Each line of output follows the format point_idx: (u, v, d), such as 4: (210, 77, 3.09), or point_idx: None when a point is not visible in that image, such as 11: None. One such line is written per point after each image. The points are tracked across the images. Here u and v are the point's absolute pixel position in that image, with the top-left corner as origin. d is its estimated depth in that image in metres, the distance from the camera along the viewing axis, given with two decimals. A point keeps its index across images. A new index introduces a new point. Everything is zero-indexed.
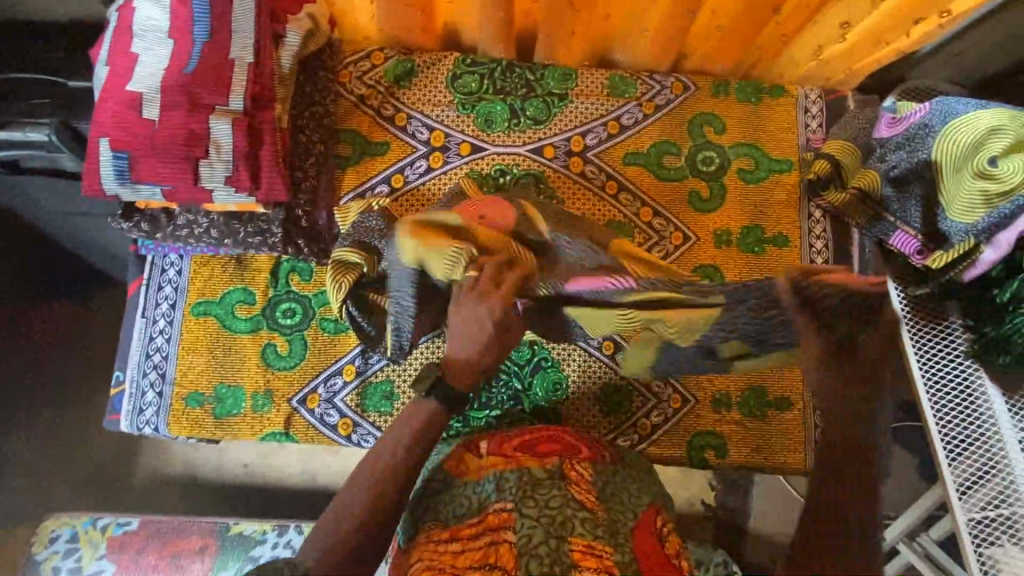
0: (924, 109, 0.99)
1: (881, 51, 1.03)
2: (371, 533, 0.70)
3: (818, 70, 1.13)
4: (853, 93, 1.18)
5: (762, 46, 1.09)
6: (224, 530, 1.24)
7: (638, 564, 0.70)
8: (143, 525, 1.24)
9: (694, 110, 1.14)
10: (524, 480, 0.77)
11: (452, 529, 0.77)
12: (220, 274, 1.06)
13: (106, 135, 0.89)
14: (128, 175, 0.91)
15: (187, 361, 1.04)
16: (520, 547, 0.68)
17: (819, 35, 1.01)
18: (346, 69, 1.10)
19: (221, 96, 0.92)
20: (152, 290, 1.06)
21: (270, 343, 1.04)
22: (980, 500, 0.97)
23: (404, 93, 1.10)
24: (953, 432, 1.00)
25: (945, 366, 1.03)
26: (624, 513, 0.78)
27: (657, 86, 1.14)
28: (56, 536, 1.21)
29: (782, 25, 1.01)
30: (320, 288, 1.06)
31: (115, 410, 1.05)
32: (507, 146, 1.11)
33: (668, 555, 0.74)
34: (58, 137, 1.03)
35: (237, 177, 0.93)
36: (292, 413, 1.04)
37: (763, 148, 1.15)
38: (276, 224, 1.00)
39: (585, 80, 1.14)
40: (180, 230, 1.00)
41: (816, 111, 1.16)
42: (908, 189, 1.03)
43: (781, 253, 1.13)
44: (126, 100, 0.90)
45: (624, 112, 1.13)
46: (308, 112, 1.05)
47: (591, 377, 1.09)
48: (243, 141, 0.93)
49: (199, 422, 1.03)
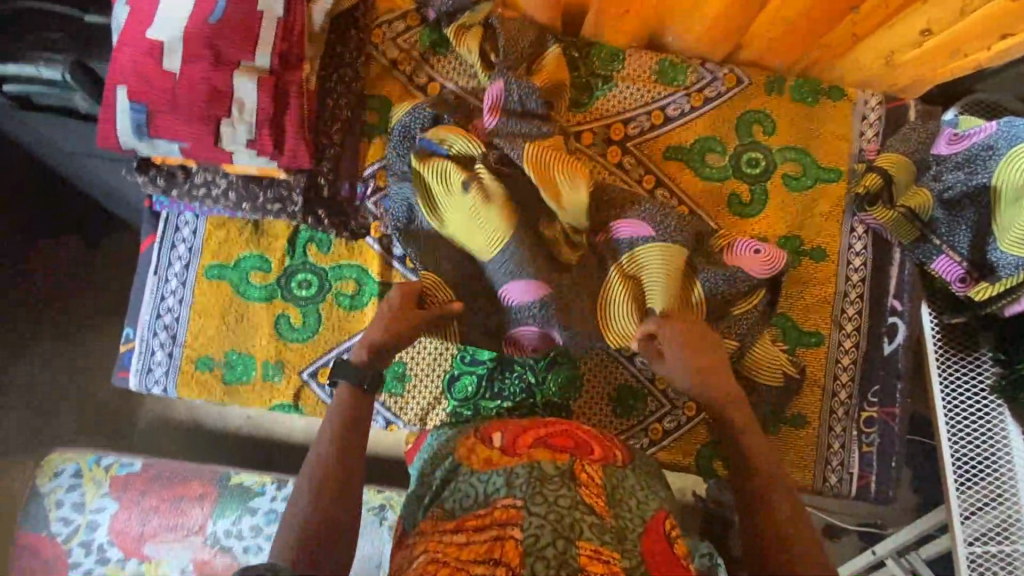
0: (988, 129, 0.94)
1: (956, 62, 0.96)
2: (322, 523, 0.73)
3: (880, 75, 1.05)
4: (915, 102, 1.10)
5: (829, 46, 1.00)
6: (225, 479, 1.25)
7: (646, 567, 0.68)
8: (146, 467, 1.25)
9: (745, 106, 1.08)
10: (532, 475, 0.73)
11: (459, 520, 0.74)
12: (236, 237, 1.02)
13: (124, 84, 0.84)
14: (145, 129, 0.86)
15: (198, 325, 1.01)
16: (527, 547, 0.66)
17: (894, 39, 0.93)
18: (378, 29, 1.03)
19: (247, 52, 0.86)
20: (165, 248, 1.02)
21: (284, 314, 1.02)
22: (979, 531, 0.97)
23: (438, 62, 1.04)
24: (965, 458, 0.98)
25: (966, 398, 1.00)
26: (633, 519, 0.74)
27: (708, 77, 1.07)
28: (60, 471, 1.23)
29: (857, 25, 0.91)
30: (337, 261, 1.02)
31: (124, 367, 1.04)
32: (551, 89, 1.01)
33: (678, 557, 0.71)
34: (72, 77, 0.98)
35: (259, 141, 0.88)
36: (302, 386, 1.02)
37: (814, 154, 1.09)
38: (297, 191, 0.97)
39: (632, 63, 1.07)
40: (197, 190, 0.96)
41: (874, 119, 1.09)
42: (962, 212, 0.97)
43: (816, 267, 1.09)
44: (146, 47, 0.84)
45: (670, 102, 1.07)
46: (337, 74, 1.00)
47: (607, 376, 1.07)
48: (268, 102, 0.88)
49: (208, 386, 1.02)
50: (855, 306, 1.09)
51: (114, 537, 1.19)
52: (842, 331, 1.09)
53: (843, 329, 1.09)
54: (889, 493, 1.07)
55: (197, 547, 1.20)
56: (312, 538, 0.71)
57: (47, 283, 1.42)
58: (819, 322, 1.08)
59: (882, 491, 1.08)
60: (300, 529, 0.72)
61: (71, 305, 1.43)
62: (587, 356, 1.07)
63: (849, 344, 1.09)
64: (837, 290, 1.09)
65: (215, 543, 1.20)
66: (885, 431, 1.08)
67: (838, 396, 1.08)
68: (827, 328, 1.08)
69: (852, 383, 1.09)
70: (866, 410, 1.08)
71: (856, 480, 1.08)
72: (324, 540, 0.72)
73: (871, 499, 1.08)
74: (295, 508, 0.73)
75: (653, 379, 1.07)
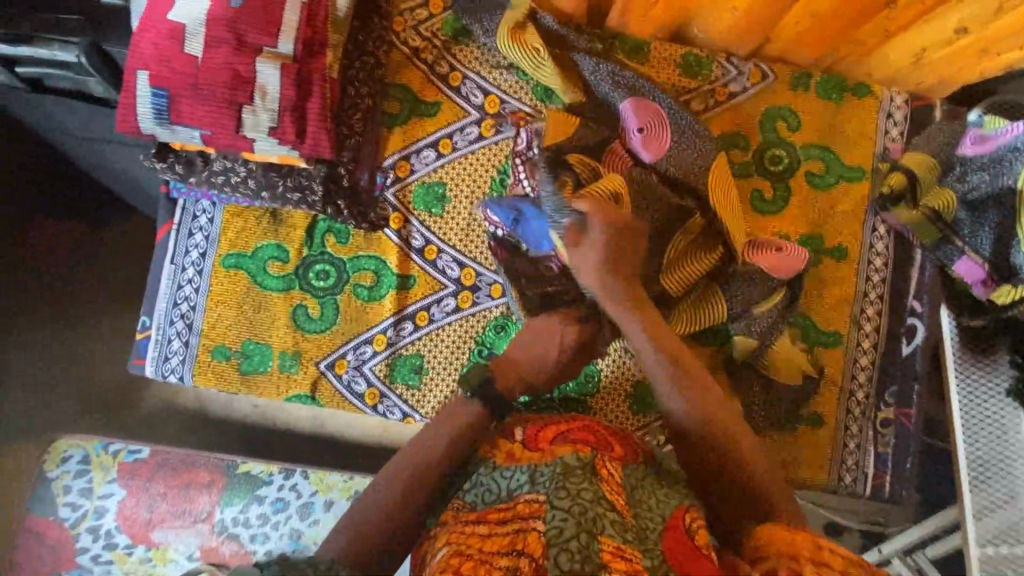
0: (1015, 130, 0.91)
1: (986, 62, 0.94)
2: (402, 520, 0.77)
3: (908, 74, 1.04)
4: (941, 102, 1.09)
5: (859, 42, 0.98)
6: (232, 467, 1.24)
7: (669, 566, 0.66)
8: (153, 454, 1.24)
9: (769, 102, 1.07)
10: (556, 471, 0.72)
11: (480, 512, 0.74)
12: (254, 226, 1.01)
13: (146, 69, 0.83)
14: (166, 115, 0.85)
15: (215, 314, 1.01)
16: (551, 538, 0.64)
17: (926, 37, 0.91)
18: (401, 17, 1.02)
19: (270, 38, 0.85)
20: (182, 236, 1.01)
21: (301, 304, 1.01)
22: (991, 532, 0.96)
23: (461, 51, 1.02)
24: (981, 461, 0.97)
25: (984, 400, 0.99)
26: (653, 518, 0.73)
27: (733, 72, 1.06)
28: (68, 456, 1.22)
29: (890, 21, 0.89)
30: (356, 252, 1.01)
31: (140, 356, 1.03)
32: (574, 84, 1.01)
33: (699, 547, 0.69)
34: (88, 60, 0.97)
35: (281, 129, 0.87)
36: (319, 377, 1.02)
37: (837, 152, 1.08)
38: (317, 181, 0.96)
39: (658, 56, 1.05)
40: (216, 177, 0.95)
41: (899, 118, 1.08)
42: (985, 215, 0.96)
43: (837, 266, 1.08)
44: (167, 30, 0.83)
45: (695, 97, 1.06)
46: (358, 62, 0.98)
47: (624, 373, 1.07)
48: (291, 90, 0.87)
49: (224, 376, 1.01)
50: (875, 306, 1.09)
51: (121, 523, 1.19)
52: (861, 331, 1.08)
53: (862, 329, 1.08)
54: (902, 493, 1.08)
55: (205, 534, 1.20)
56: (382, 531, 0.76)
57: (47, 264, 1.40)
58: (837, 322, 1.08)
59: (895, 491, 1.08)
60: (378, 519, 0.76)
61: (79, 291, 1.41)
62: (605, 353, 1.06)
63: (867, 344, 1.08)
64: (857, 289, 1.09)
65: (222, 530, 1.20)
66: (901, 431, 1.08)
67: (855, 396, 1.08)
68: (845, 327, 1.08)
69: (870, 384, 1.08)
70: (882, 410, 1.08)
71: (870, 479, 1.08)
72: (393, 534, 0.76)
73: (885, 498, 1.08)
74: (376, 495, 0.79)
75: None
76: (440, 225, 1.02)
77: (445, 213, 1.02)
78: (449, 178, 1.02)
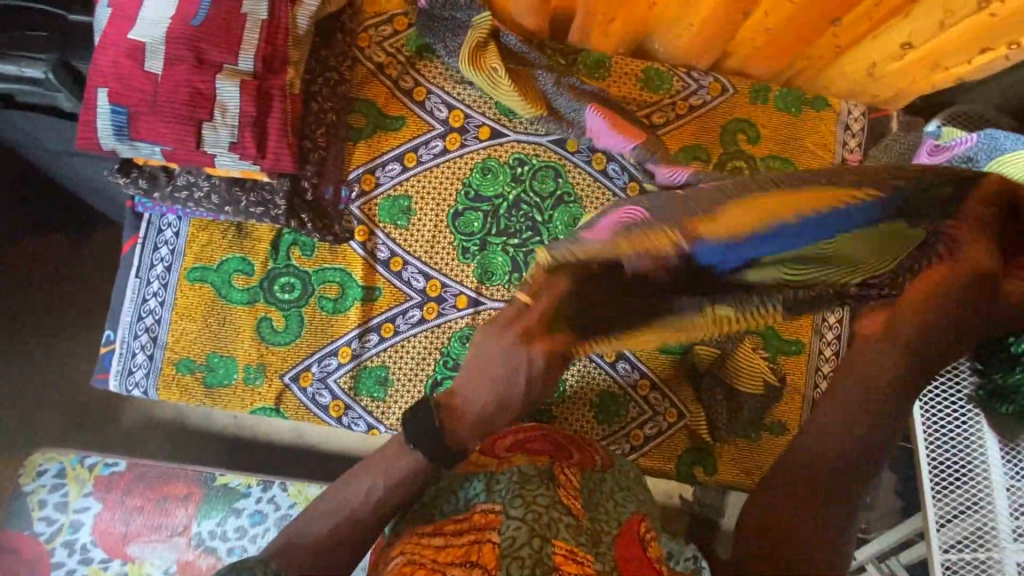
0: (970, 141, 0.95)
1: (938, 75, 0.96)
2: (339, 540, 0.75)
3: (863, 87, 1.06)
4: (899, 114, 1.11)
5: (813, 56, 1.00)
6: (210, 479, 1.24)
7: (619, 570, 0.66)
8: (130, 467, 1.23)
9: (729, 115, 1.09)
10: (513, 480, 0.73)
11: (438, 523, 0.73)
12: (219, 240, 1.02)
13: (105, 87, 0.84)
14: (126, 131, 0.86)
15: (179, 327, 1.01)
16: (504, 549, 0.63)
17: (875, 51, 0.94)
18: (366, 33, 1.03)
19: (231, 56, 0.87)
20: (147, 250, 1.02)
21: (266, 317, 1.01)
22: (954, 538, 0.97)
23: (425, 66, 1.04)
24: (942, 468, 0.99)
25: (946, 408, 1.00)
26: (609, 522, 0.73)
27: (694, 85, 1.08)
28: (43, 470, 1.21)
29: (839, 37, 0.91)
30: (321, 265, 1.02)
31: (104, 369, 1.03)
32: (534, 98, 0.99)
33: (650, 558, 0.70)
34: (56, 75, 0.98)
35: (241, 144, 0.88)
36: (283, 390, 1.02)
37: (796, 164, 1.10)
38: (280, 195, 0.97)
39: (619, 70, 1.08)
40: (179, 192, 0.96)
41: (857, 129, 1.10)
42: None
43: None
44: (127, 49, 0.85)
45: (656, 110, 1.08)
46: (321, 78, 1.00)
47: (589, 383, 1.07)
48: (251, 106, 0.88)
49: (188, 389, 1.01)
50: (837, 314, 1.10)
51: (97, 537, 1.18)
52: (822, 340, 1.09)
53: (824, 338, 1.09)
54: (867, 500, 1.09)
55: (181, 549, 1.19)
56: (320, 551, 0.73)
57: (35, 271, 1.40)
58: (799, 331, 1.09)
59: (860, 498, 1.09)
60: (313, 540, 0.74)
61: (53, 304, 1.42)
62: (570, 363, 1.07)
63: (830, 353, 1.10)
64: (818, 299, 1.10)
65: (199, 544, 1.19)
66: None
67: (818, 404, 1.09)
68: (807, 336, 1.09)
69: None
70: None
71: None
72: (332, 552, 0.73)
73: None
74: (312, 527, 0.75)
75: (635, 385, 1.07)
76: (403, 238, 1.03)
77: (408, 226, 1.03)
78: (413, 192, 1.03)
